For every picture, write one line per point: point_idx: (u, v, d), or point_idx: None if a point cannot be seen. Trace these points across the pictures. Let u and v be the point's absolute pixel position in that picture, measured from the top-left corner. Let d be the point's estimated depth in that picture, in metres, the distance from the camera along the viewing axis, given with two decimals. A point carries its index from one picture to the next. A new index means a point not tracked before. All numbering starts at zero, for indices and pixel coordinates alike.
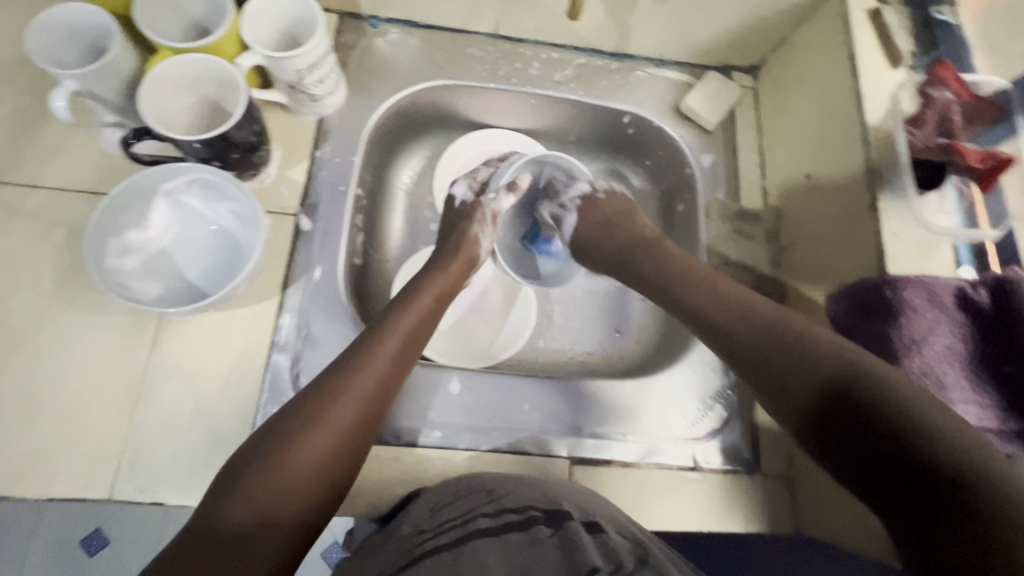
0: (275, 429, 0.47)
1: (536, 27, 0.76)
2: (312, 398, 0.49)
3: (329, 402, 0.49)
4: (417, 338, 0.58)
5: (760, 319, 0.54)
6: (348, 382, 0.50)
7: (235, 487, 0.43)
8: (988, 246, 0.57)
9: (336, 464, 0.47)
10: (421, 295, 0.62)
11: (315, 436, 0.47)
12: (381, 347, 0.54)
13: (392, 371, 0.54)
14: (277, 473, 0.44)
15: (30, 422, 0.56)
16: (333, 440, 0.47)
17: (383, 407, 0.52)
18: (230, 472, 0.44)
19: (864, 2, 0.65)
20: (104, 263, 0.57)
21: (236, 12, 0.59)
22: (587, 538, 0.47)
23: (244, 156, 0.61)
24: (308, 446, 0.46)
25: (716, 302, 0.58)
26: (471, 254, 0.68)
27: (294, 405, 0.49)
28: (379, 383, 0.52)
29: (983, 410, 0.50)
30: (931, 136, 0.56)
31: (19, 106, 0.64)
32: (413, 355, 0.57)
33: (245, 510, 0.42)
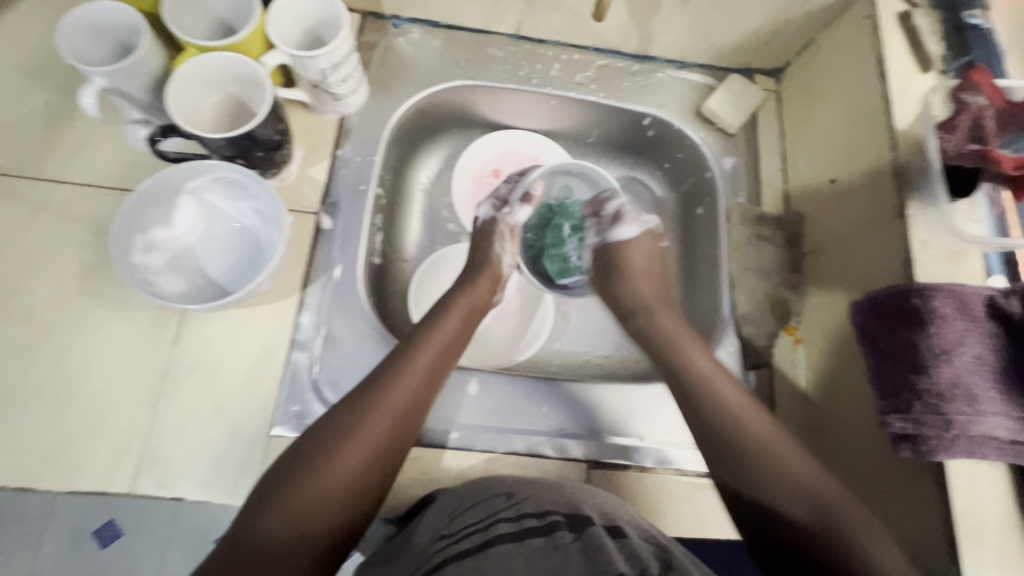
0: (312, 437, 0.49)
1: (558, 28, 0.75)
2: (348, 409, 0.51)
3: (365, 414, 0.50)
4: (451, 354, 0.59)
5: (741, 421, 0.54)
6: (383, 395, 0.52)
7: (275, 493, 0.45)
8: (1020, 255, 0.56)
9: (370, 475, 0.48)
10: (455, 310, 0.62)
11: (350, 446, 0.48)
12: (416, 360, 0.55)
13: (426, 386, 0.55)
14: (314, 482, 0.46)
15: (55, 415, 0.57)
16: (359, 458, 0.48)
17: (417, 423, 0.53)
18: (268, 485, 0.46)
19: (893, 6, 0.64)
20: (129, 259, 0.58)
21: (262, 11, 0.59)
22: (611, 543, 0.47)
23: (267, 154, 0.61)
24: (342, 461, 0.47)
25: (703, 384, 0.58)
26: (497, 272, 0.68)
27: (331, 417, 0.50)
28: (414, 398, 0.53)
29: (1013, 423, 0.49)
30: (964, 142, 0.54)
31: (47, 103, 0.65)
32: (446, 374, 0.58)
33: (284, 518, 0.44)
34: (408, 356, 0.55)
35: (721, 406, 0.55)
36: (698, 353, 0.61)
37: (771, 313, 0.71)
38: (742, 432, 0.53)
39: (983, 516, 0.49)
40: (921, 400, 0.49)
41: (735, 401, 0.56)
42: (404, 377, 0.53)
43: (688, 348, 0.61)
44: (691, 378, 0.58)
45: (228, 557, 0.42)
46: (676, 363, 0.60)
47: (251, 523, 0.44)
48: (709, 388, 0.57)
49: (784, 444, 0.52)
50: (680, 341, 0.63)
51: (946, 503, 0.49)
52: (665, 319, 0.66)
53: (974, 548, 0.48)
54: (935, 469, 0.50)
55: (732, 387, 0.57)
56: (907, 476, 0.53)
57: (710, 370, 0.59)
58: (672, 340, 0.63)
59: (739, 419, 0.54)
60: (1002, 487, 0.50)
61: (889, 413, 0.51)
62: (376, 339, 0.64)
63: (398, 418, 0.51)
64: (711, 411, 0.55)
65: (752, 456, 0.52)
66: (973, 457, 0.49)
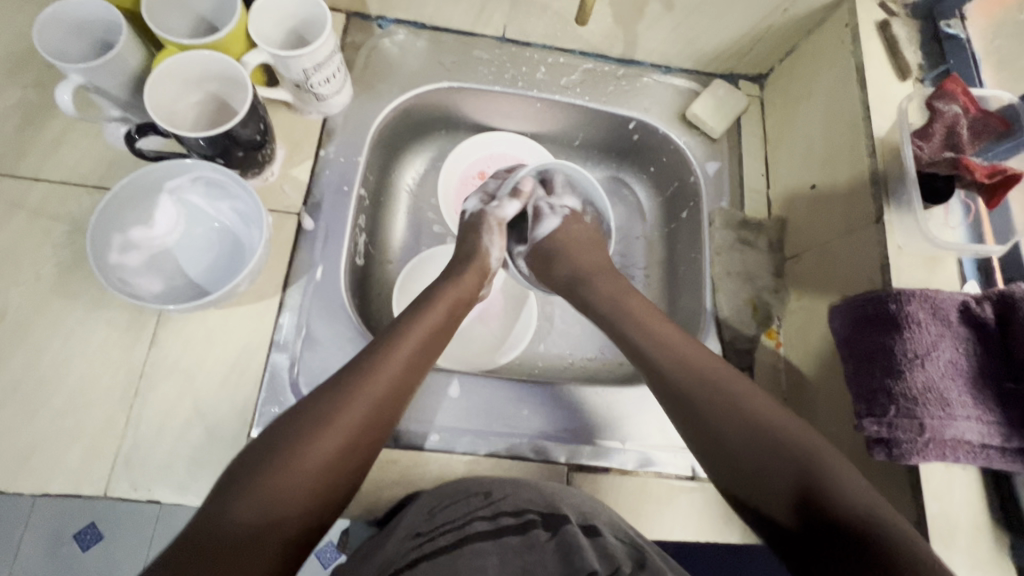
0: (288, 427, 0.48)
1: (543, 30, 0.76)
2: (327, 397, 0.50)
3: (343, 402, 0.50)
4: (433, 345, 0.59)
5: (723, 390, 0.53)
6: (365, 385, 0.52)
7: (246, 482, 0.44)
8: (994, 261, 0.57)
9: (346, 462, 0.48)
10: (439, 301, 0.62)
11: (326, 435, 0.48)
12: (397, 351, 0.55)
13: (408, 374, 0.55)
14: (290, 469, 0.45)
15: (27, 416, 0.56)
16: (336, 443, 0.48)
17: (395, 410, 0.53)
18: (239, 471, 0.45)
19: (873, 15, 0.65)
20: (106, 258, 0.57)
21: (244, 10, 0.58)
22: (586, 541, 0.46)
23: (248, 154, 0.61)
24: (316, 453, 0.47)
25: (674, 354, 0.57)
26: (486, 265, 0.69)
27: (307, 407, 0.50)
28: (395, 386, 0.53)
29: (986, 427, 0.49)
30: (937, 150, 0.56)
31: (25, 99, 0.64)
32: (428, 363, 0.58)
33: (255, 505, 0.43)
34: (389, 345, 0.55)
35: (695, 376, 0.55)
36: (659, 325, 0.60)
37: (753, 316, 0.70)
38: (723, 401, 0.52)
39: (953, 517, 0.50)
40: (896, 404, 0.49)
41: (710, 370, 0.55)
42: (385, 367, 0.53)
43: (651, 320, 0.61)
44: (662, 352, 0.57)
45: (194, 541, 0.40)
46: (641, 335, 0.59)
47: (217, 513, 0.42)
48: (682, 358, 0.56)
49: (763, 410, 0.51)
50: (637, 309, 0.62)
51: (919, 506, 0.50)
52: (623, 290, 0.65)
53: (945, 549, 0.49)
54: (909, 472, 0.51)
55: (703, 355, 0.56)
56: (882, 480, 0.53)
57: (677, 341, 0.58)
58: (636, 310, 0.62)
59: (714, 387, 0.53)
60: (974, 490, 0.51)
61: (865, 417, 0.51)
62: (357, 341, 0.64)
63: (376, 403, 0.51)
64: (686, 382, 0.54)
65: (733, 422, 0.51)
66: (946, 460, 0.49)
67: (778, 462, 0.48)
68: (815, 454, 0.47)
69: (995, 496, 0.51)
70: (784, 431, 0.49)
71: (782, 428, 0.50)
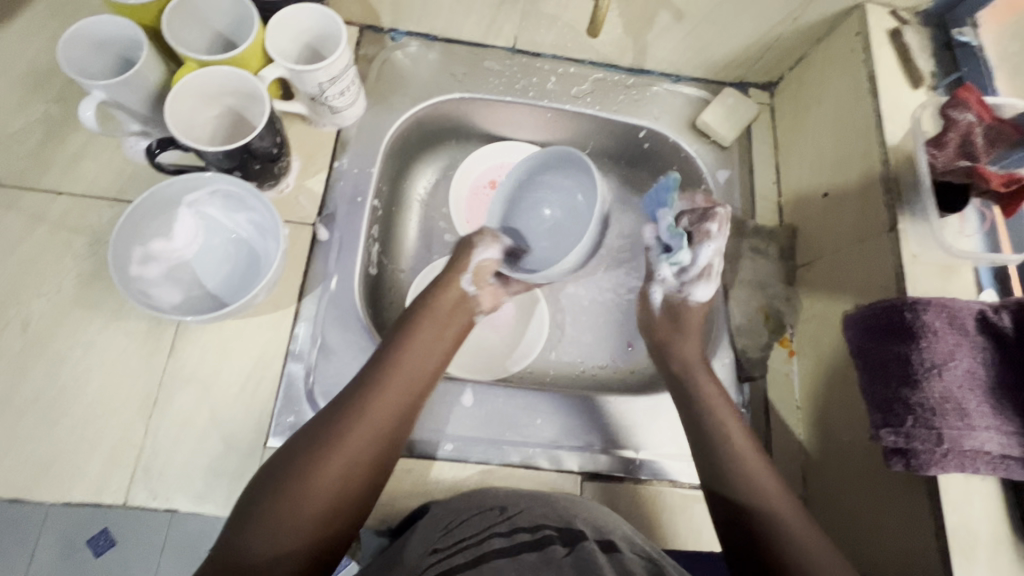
0: (287, 456, 0.49)
1: (554, 41, 0.76)
2: (319, 425, 0.51)
3: (337, 431, 0.51)
4: (424, 362, 0.58)
5: (735, 453, 0.56)
6: (361, 407, 0.53)
7: (254, 515, 0.46)
8: (1011, 270, 0.57)
9: (349, 488, 0.50)
10: (427, 318, 0.62)
11: (326, 462, 0.49)
12: (389, 372, 0.55)
13: (402, 398, 0.55)
14: (293, 501, 0.47)
15: (48, 426, 0.57)
16: (336, 472, 0.49)
17: (394, 435, 0.53)
18: (245, 506, 0.47)
19: (884, 23, 0.65)
20: (126, 271, 0.58)
21: (260, 26, 0.60)
22: (604, 559, 0.46)
23: (264, 166, 0.62)
24: (315, 482, 0.48)
25: (725, 434, 0.58)
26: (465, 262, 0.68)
27: (304, 432, 0.51)
28: (390, 413, 0.54)
29: (1005, 437, 0.49)
30: (952, 159, 0.55)
31: (47, 114, 0.65)
32: (425, 384, 0.57)
33: (264, 540, 0.45)
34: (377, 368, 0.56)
35: (741, 463, 0.55)
36: (718, 400, 0.61)
37: (766, 325, 0.71)
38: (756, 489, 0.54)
39: (972, 529, 0.49)
40: (913, 414, 0.49)
41: (752, 459, 0.56)
42: (376, 392, 0.54)
43: (710, 390, 0.62)
44: (722, 438, 0.57)
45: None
46: (701, 410, 0.60)
47: (230, 546, 0.45)
48: (730, 439, 0.57)
49: (789, 507, 0.52)
50: (703, 385, 0.62)
51: (938, 517, 0.49)
52: (687, 340, 0.67)
53: (965, 561, 0.48)
54: (928, 483, 0.50)
55: (749, 443, 0.57)
56: (899, 490, 0.53)
57: (730, 420, 0.59)
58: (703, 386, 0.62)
59: (745, 474, 0.55)
60: (994, 502, 0.50)
61: (881, 428, 0.51)
62: (372, 350, 0.64)
63: (370, 432, 0.52)
64: (730, 465, 0.55)
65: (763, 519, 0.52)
66: (965, 471, 0.49)
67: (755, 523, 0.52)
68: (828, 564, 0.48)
69: (1016, 508, 0.51)
70: (775, 496, 0.53)
71: (761, 490, 0.54)
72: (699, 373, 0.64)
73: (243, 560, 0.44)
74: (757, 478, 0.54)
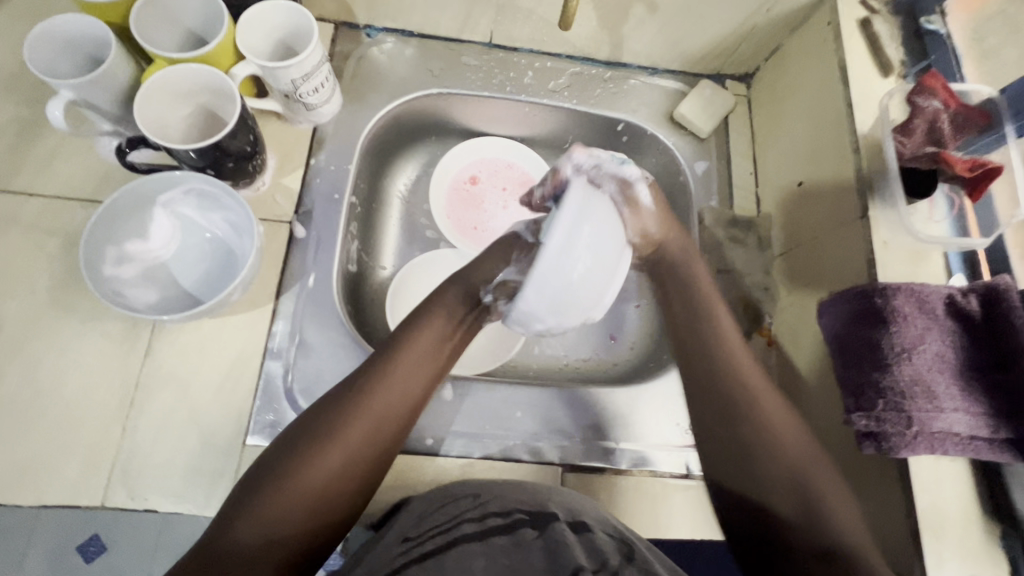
0: (291, 446, 0.50)
1: (530, 36, 0.76)
2: (322, 418, 0.51)
3: (339, 427, 0.51)
4: (431, 361, 0.57)
5: (763, 403, 0.55)
6: (367, 401, 0.53)
7: (252, 500, 0.47)
8: (979, 254, 0.57)
9: (347, 482, 0.50)
10: (437, 314, 0.60)
11: (325, 457, 0.49)
12: (399, 367, 0.55)
13: (406, 400, 0.54)
14: (287, 489, 0.48)
15: (24, 429, 0.56)
16: (335, 465, 0.50)
17: (397, 434, 0.54)
18: (244, 493, 0.48)
19: (854, 13, 0.65)
20: (100, 271, 0.58)
21: (231, 22, 0.59)
22: (573, 538, 0.49)
23: (238, 164, 0.61)
24: (314, 475, 0.49)
25: (736, 370, 0.57)
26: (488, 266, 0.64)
27: (307, 423, 0.52)
28: (393, 412, 0.53)
29: (973, 419, 0.49)
30: (920, 145, 0.57)
31: (18, 115, 0.65)
32: (430, 385, 0.57)
33: (256, 526, 0.46)
34: (383, 364, 0.55)
35: (758, 408, 0.55)
36: (737, 347, 0.58)
37: (744, 314, 0.71)
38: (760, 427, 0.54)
39: (943, 510, 0.50)
40: (884, 398, 0.49)
41: (767, 404, 0.55)
42: (382, 390, 0.53)
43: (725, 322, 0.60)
44: (743, 392, 0.55)
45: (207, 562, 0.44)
46: (721, 373, 0.57)
47: (223, 532, 0.46)
48: (740, 374, 0.56)
49: (800, 449, 0.53)
50: (719, 320, 0.59)
51: (908, 499, 0.50)
52: (711, 305, 0.60)
53: (935, 542, 0.49)
54: (900, 465, 0.51)
55: (768, 391, 0.56)
56: (873, 475, 0.54)
57: (746, 360, 0.57)
58: (726, 333, 0.59)
59: (772, 428, 0.54)
60: (964, 483, 0.51)
61: (853, 412, 0.51)
62: (350, 347, 0.64)
63: (372, 429, 0.52)
64: (733, 389, 0.56)
65: (773, 458, 0.53)
66: (935, 453, 0.50)
67: (772, 475, 0.52)
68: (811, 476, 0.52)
69: (985, 487, 0.52)
70: (790, 447, 0.53)
71: (753, 431, 0.54)
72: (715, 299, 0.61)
73: (235, 548, 0.45)
74: (779, 436, 0.53)
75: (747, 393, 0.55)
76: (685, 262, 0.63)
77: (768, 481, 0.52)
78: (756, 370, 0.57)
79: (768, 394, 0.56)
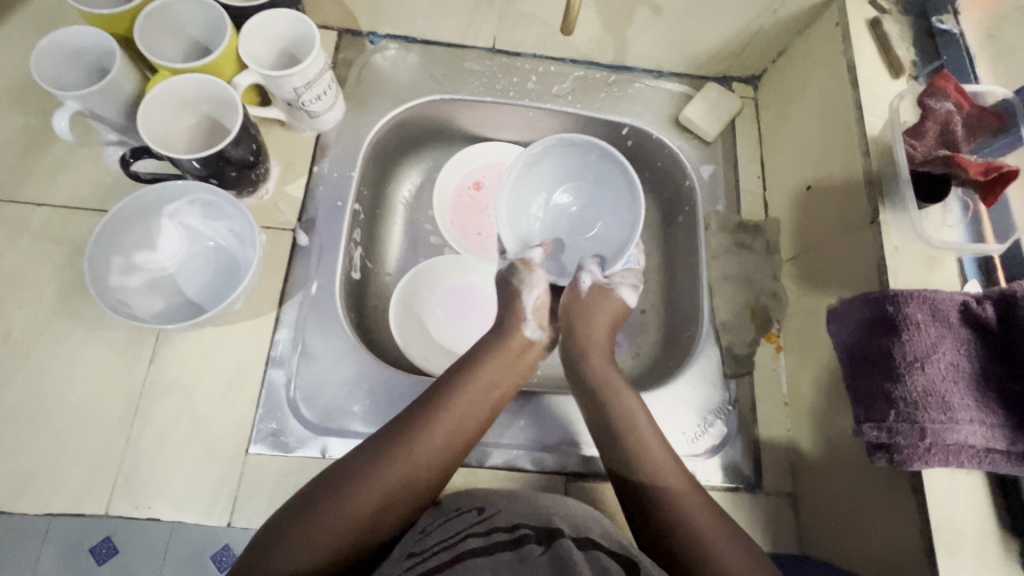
0: (337, 472, 0.52)
1: (532, 40, 0.76)
2: (378, 449, 0.53)
3: (387, 461, 0.52)
4: (493, 404, 0.59)
5: (615, 417, 0.59)
6: (418, 439, 0.54)
7: (291, 526, 0.48)
8: (996, 260, 0.56)
9: (388, 515, 0.51)
10: (494, 355, 0.62)
11: (370, 488, 0.51)
12: (461, 404, 0.57)
13: (453, 442, 0.55)
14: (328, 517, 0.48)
15: (31, 437, 0.57)
16: (385, 493, 0.51)
17: (448, 470, 0.55)
18: (284, 518, 0.48)
19: (863, 14, 0.64)
20: (106, 281, 0.58)
21: (234, 32, 0.59)
22: (580, 555, 0.46)
23: (241, 173, 0.62)
24: (359, 505, 0.50)
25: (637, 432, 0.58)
26: (520, 312, 0.67)
27: (354, 454, 0.53)
28: (443, 450, 0.55)
29: (989, 430, 0.48)
30: (931, 148, 0.56)
31: (27, 126, 0.65)
32: (484, 422, 0.58)
33: (296, 556, 0.46)
34: (443, 407, 0.56)
35: (657, 478, 0.54)
36: (592, 350, 0.65)
37: (752, 321, 0.70)
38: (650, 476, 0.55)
39: (958, 524, 0.48)
40: (895, 409, 0.48)
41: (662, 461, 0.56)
42: (432, 427, 0.55)
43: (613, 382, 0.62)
44: (607, 401, 0.60)
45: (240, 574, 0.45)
46: (608, 399, 0.60)
47: (262, 558, 0.46)
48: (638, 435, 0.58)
49: (669, 467, 0.55)
50: (624, 401, 0.60)
51: (922, 512, 0.48)
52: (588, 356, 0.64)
53: (949, 556, 0.47)
54: (912, 478, 0.49)
55: (664, 447, 0.57)
56: (884, 486, 0.52)
57: (646, 426, 0.58)
58: (628, 406, 0.60)
59: (633, 439, 0.57)
60: (980, 497, 0.49)
61: (864, 423, 0.50)
62: (353, 355, 0.64)
63: (416, 470, 0.53)
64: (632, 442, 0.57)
65: (654, 491, 0.54)
66: (949, 465, 0.48)
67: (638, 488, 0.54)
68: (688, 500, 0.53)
69: (1002, 501, 0.50)
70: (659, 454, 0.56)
71: (624, 433, 0.58)
72: (595, 325, 0.67)
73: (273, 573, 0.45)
74: (638, 443, 0.57)
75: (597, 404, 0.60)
76: (612, 391, 0.61)
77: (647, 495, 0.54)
78: (660, 441, 0.58)
79: (622, 397, 0.60)
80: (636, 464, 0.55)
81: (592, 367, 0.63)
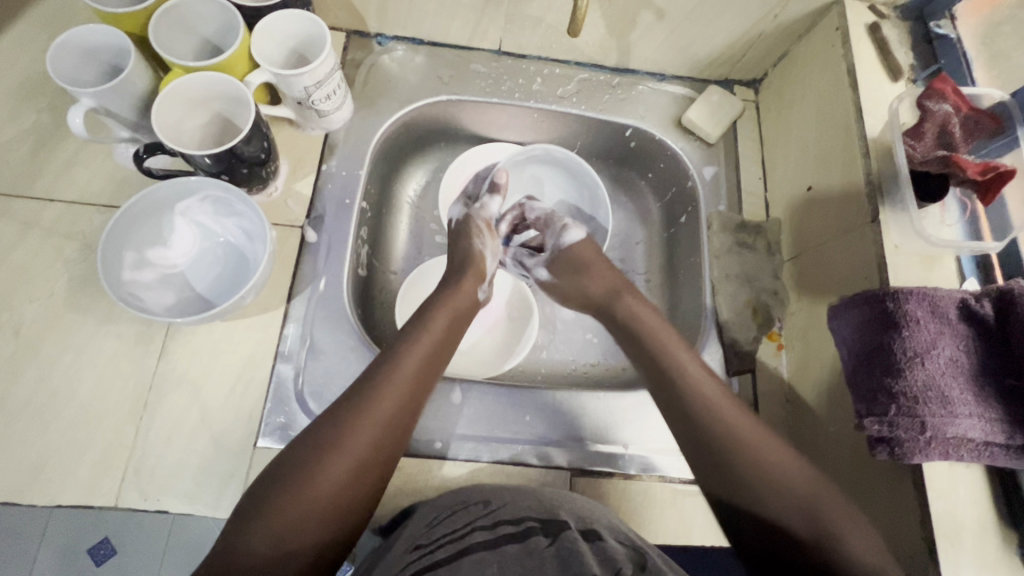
0: (303, 446, 0.49)
1: (538, 43, 0.77)
2: (332, 422, 0.51)
3: (345, 429, 0.50)
4: (438, 361, 0.59)
5: (705, 399, 0.56)
6: (374, 403, 0.52)
7: (271, 495, 0.46)
8: (993, 258, 0.57)
9: (356, 485, 0.49)
10: (445, 310, 0.63)
11: (334, 461, 0.49)
12: (406, 366, 0.56)
13: (406, 399, 0.54)
14: (307, 482, 0.47)
15: (40, 429, 0.57)
16: (350, 463, 0.49)
17: (409, 423, 0.54)
18: (259, 495, 0.47)
19: (862, 18, 0.65)
20: (119, 276, 0.59)
21: (246, 32, 0.60)
22: (585, 547, 0.47)
23: (251, 171, 0.62)
24: (325, 479, 0.48)
25: (728, 428, 0.53)
26: (481, 268, 0.70)
27: (313, 430, 0.51)
28: (398, 409, 0.53)
29: (988, 424, 0.49)
30: (931, 149, 0.57)
31: (39, 123, 0.66)
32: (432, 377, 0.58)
33: (269, 532, 0.45)
34: (391, 366, 0.55)
35: (780, 470, 0.50)
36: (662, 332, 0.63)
37: (754, 319, 0.71)
38: (777, 492, 0.49)
39: (958, 516, 0.49)
40: (896, 403, 0.49)
41: (790, 472, 0.50)
42: (381, 388, 0.54)
43: (708, 385, 0.57)
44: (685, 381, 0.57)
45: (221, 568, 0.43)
46: (682, 386, 0.57)
47: (237, 537, 0.45)
48: (734, 431, 0.53)
49: (769, 451, 0.52)
50: (697, 383, 0.57)
51: (923, 505, 0.49)
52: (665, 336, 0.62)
53: (950, 548, 0.48)
54: (913, 471, 0.50)
55: (769, 445, 0.52)
56: (885, 479, 0.53)
57: (723, 401, 0.56)
58: (700, 384, 0.57)
59: (726, 423, 0.54)
60: (979, 490, 0.50)
61: (866, 417, 0.51)
62: (361, 350, 0.65)
63: (379, 431, 0.51)
64: (726, 440, 0.52)
65: (764, 485, 0.50)
66: (949, 459, 0.49)
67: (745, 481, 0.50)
68: (825, 500, 0.49)
69: (1000, 493, 0.51)
70: (751, 435, 0.53)
71: (710, 424, 0.54)
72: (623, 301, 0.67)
73: (251, 551, 0.44)
74: (734, 427, 0.53)
75: (689, 391, 0.57)
76: (680, 370, 0.58)
77: (766, 490, 0.50)
78: (745, 417, 0.55)
79: (710, 383, 0.57)
80: (734, 453, 0.52)
81: (658, 341, 0.62)
